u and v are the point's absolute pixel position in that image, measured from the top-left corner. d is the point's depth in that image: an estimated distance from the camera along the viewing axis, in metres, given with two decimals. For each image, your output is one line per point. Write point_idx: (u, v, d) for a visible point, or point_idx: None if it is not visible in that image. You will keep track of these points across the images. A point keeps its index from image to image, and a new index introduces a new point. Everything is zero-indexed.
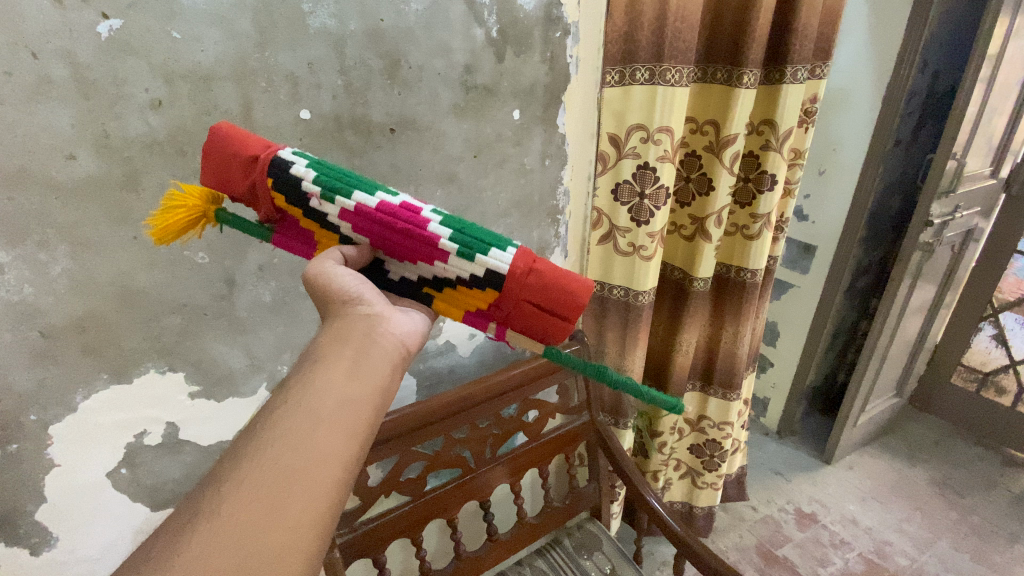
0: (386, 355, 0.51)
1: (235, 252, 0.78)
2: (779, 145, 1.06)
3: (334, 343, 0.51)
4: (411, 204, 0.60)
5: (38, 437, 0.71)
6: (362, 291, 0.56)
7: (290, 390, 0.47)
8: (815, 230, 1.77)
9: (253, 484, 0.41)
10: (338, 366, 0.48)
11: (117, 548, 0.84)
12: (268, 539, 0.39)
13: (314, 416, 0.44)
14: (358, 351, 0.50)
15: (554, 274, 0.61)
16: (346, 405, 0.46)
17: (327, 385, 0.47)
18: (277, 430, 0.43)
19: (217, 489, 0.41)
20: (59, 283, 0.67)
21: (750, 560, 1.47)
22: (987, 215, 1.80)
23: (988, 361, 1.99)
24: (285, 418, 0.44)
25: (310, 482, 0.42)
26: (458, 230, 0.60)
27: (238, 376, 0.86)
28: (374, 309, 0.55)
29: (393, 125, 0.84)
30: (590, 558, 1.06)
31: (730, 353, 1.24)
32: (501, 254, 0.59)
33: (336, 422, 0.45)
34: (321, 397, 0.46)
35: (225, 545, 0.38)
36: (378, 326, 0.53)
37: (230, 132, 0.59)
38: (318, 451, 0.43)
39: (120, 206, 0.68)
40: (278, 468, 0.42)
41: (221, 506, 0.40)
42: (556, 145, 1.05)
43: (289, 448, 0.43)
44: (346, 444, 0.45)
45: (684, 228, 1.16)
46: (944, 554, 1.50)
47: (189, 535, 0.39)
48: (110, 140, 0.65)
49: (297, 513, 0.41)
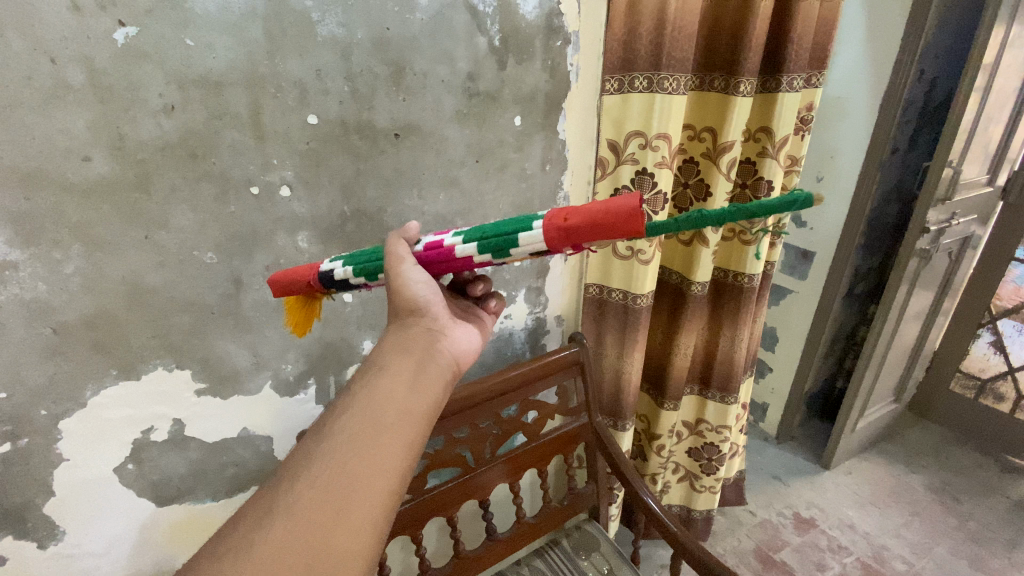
0: (440, 372, 0.54)
1: (242, 252, 0.80)
2: (775, 152, 1.07)
3: (395, 352, 0.53)
4: (433, 240, 0.59)
5: (48, 432, 0.73)
6: (431, 303, 0.56)
7: (353, 397, 0.50)
8: (813, 236, 1.79)
9: (321, 485, 0.44)
10: (398, 377, 0.51)
11: (123, 543, 0.86)
12: (336, 539, 0.42)
13: (378, 425, 0.48)
14: (417, 363, 0.53)
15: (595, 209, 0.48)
16: (405, 415, 0.49)
17: (388, 395, 0.49)
18: (343, 434, 0.47)
19: (289, 486, 0.44)
20: (72, 281, 0.69)
21: (748, 564, 1.48)
22: (984, 223, 1.81)
23: (987, 367, 1.99)
24: (351, 424, 0.47)
25: (371, 488, 0.45)
26: (481, 237, 0.54)
27: (243, 374, 0.88)
28: (437, 324, 0.56)
29: (398, 130, 0.87)
30: (588, 558, 1.06)
31: (728, 357, 1.25)
32: (530, 235, 0.51)
33: (396, 431, 0.48)
34: (382, 407, 0.49)
35: (296, 540, 0.42)
36: (437, 342, 0.55)
37: (284, 279, 0.67)
38: (380, 458, 0.46)
39: (131, 207, 0.70)
40: (345, 472, 0.45)
41: (292, 503, 0.43)
42: (557, 151, 1.07)
43: (354, 453, 0.46)
44: (404, 454, 0.48)
45: (682, 232, 1.17)
46: (941, 559, 1.50)
47: (265, 526, 0.42)
48: (124, 143, 0.67)
49: (360, 517, 0.44)
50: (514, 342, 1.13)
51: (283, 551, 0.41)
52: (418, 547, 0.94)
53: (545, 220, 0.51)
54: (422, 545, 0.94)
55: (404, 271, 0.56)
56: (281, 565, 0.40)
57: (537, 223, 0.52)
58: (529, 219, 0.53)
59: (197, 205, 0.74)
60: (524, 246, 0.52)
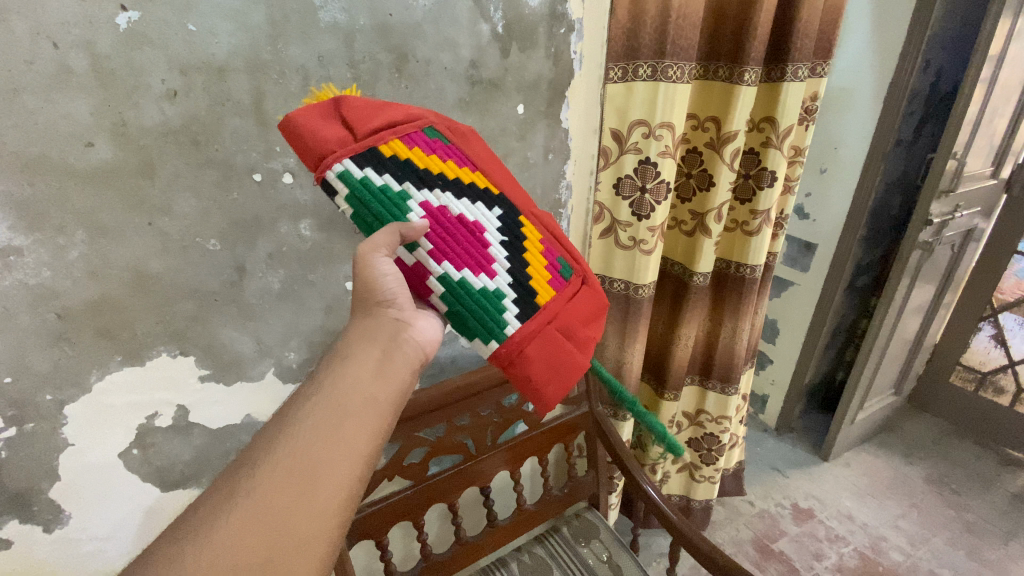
0: (408, 361, 0.55)
1: (245, 239, 0.81)
2: (779, 142, 1.07)
3: (362, 342, 0.54)
4: (422, 266, 0.60)
5: (54, 417, 0.74)
6: (397, 293, 0.57)
7: (318, 384, 0.50)
8: (815, 229, 1.78)
9: (283, 471, 0.45)
10: (364, 366, 0.52)
11: (129, 526, 0.87)
12: (296, 522, 0.44)
13: (341, 413, 0.49)
14: (384, 351, 0.54)
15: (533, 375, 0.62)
16: (370, 403, 0.50)
17: (352, 385, 0.50)
18: (306, 422, 0.48)
19: (250, 473, 0.45)
20: (76, 267, 0.69)
21: (746, 553, 1.49)
22: (987, 216, 1.81)
23: (987, 360, 2.00)
24: (313, 412, 0.48)
25: (333, 475, 0.46)
26: (452, 309, 0.61)
27: (247, 361, 0.88)
28: (403, 313, 0.57)
29: None
30: (587, 546, 1.07)
31: (729, 348, 1.26)
32: (483, 347, 0.61)
33: (359, 420, 0.49)
34: (346, 396, 0.50)
35: (259, 527, 0.43)
36: (405, 331, 0.56)
37: (294, 128, 0.60)
38: (342, 445, 0.47)
39: (134, 193, 0.70)
40: (308, 458, 0.46)
41: (255, 487, 0.44)
42: (559, 140, 1.07)
43: (318, 440, 0.47)
44: (368, 441, 0.49)
45: (684, 223, 1.17)
46: (939, 550, 1.51)
47: (228, 511, 0.43)
48: (127, 128, 0.67)
49: (322, 502, 0.45)
50: None
51: (245, 539, 0.42)
52: (419, 532, 0.94)
53: (501, 346, 0.61)
54: (423, 530, 0.95)
55: (371, 259, 0.55)
56: (243, 550, 0.42)
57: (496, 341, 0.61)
58: (494, 329, 0.61)
59: (200, 191, 0.74)
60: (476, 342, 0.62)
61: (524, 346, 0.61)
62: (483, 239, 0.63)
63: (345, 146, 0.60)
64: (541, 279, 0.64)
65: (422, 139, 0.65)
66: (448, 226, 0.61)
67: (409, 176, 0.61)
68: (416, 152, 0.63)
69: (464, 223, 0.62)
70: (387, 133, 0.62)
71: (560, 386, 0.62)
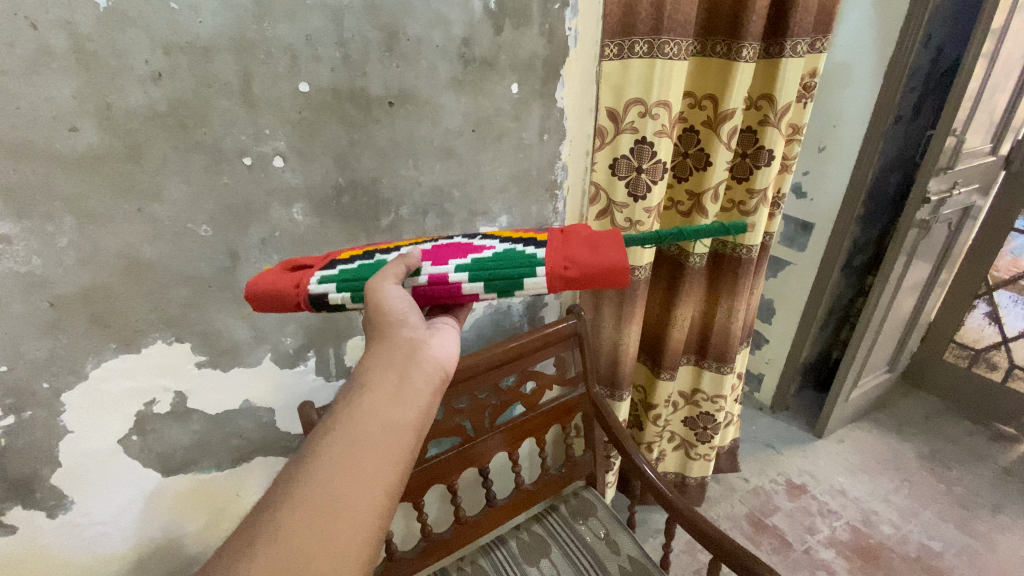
0: (428, 381, 0.53)
1: (237, 225, 0.80)
2: (777, 120, 1.06)
3: (379, 366, 0.52)
4: (437, 274, 0.62)
5: (51, 405, 0.74)
6: (409, 314, 0.56)
7: (335, 415, 0.48)
8: (813, 208, 1.78)
9: (304, 512, 0.42)
10: (383, 391, 0.50)
11: (131, 511, 0.88)
12: (322, 565, 0.41)
13: (361, 444, 0.46)
14: (402, 373, 0.52)
15: (592, 267, 0.60)
16: (391, 430, 0.48)
17: (372, 414, 0.48)
18: (326, 457, 0.45)
19: (270, 517, 0.42)
20: (66, 254, 0.68)
21: (740, 528, 1.52)
22: (985, 193, 1.80)
23: (981, 338, 2.01)
24: (332, 446, 0.46)
25: (358, 510, 0.43)
26: (481, 275, 0.61)
27: (243, 347, 0.88)
28: (418, 333, 0.55)
29: (392, 98, 0.85)
30: (584, 524, 1.08)
31: (725, 328, 1.26)
32: (536, 280, 0.60)
33: (379, 449, 0.47)
34: (364, 425, 0.47)
35: (283, 574, 0.40)
36: (422, 350, 0.54)
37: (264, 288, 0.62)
38: (366, 476, 0.45)
39: (123, 179, 0.69)
40: (330, 494, 0.43)
41: (276, 531, 0.41)
42: (555, 120, 1.05)
43: (339, 474, 0.44)
44: (392, 469, 0.46)
45: (681, 203, 1.16)
46: (929, 522, 1.55)
47: (247, 558, 0.40)
48: (113, 112, 0.66)
49: (347, 541, 0.42)
50: (513, 315, 1.13)
51: None
52: (420, 513, 0.96)
53: (547, 266, 0.60)
54: (423, 510, 0.96)
55: (382, 288, 0.57)
56: None
57: (541, 269, 0.60)
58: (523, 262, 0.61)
59: (190, 176, 0.73)
60: (527, 287, 0.61)
61: (565, 254, 0.61)
62: (466, 244, 0.68)
63: (308, 272, 0.64)
64: (532, 228, 0.69)
65: (362, 245, 0.73)
66: (434, 250, 0.67)
67: (373, 254, 0.68)
68: (366, 248, 0.71)
69: (443, 245, 0.68)
70: (332, 253, 0.70)
71: (615, 242, 0.60)
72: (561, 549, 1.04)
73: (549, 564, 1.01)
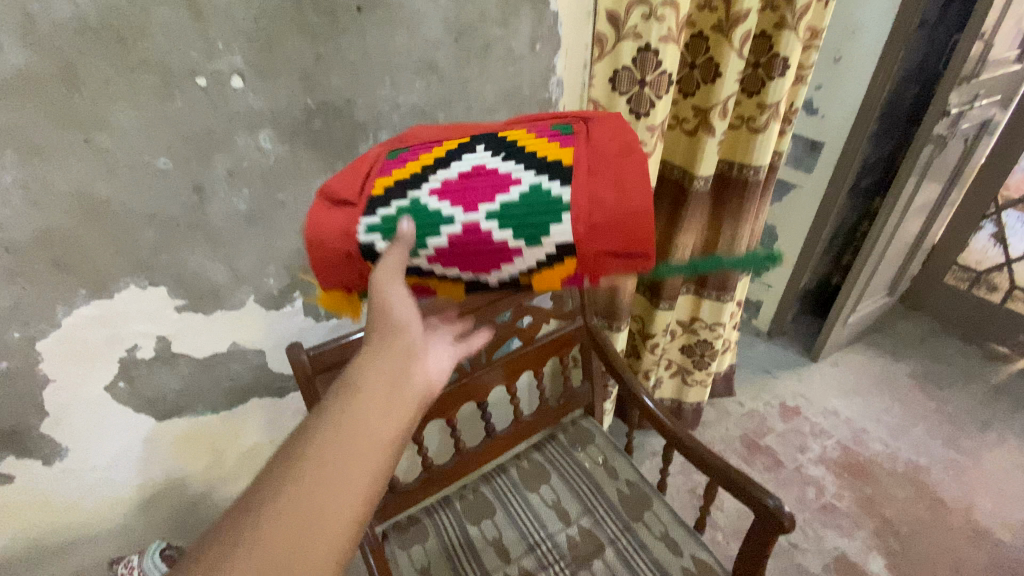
0: (421, 392, 0.48)
1: (200, 157, 0.72)
2: (795, 22, 0.95)
3: (370, 368, 0.46)
4: (469, 223, 0.53)
5: (27, 354, 0.71)
6: (409, 321, 0.51)
7: (321, 417, 0.43)
8: (823, 125, 1.67)
9: (276, 525, 0.37)
10: (375, 397, 0.44)
11: (130, 454, 0.87)
12: None
13: (346, 454, 0.41)
14: (394, 379, 0.46)
15: (617, 212, 0.52)
16: (381, 443, 0.43)
17: (360, 421, 0.42)
18: (306, 464, 0.40)
19: (236, 526, 0.37)
20: (12, 194, 0.62)
21: (733, 449, 1.57)
22: (1006, 105, 1.69)
23: (985, 259, 2.05)
24: (314, 452, 0.40)
25: (334, 532, 0.38)
26: (513, 225, 0.53)
27: (223, 289, 0.83)
28: (412, 341, 0.50)
29: (360, 2, 0.74)
30: (583, 451, 1.09)
31: (727, 255, 1.22)
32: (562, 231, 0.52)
33: (367, 459, 0.41)
34: (352, 431, 0.42)
35: None
36: (416, 359, 0.49)
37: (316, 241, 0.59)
38: (348, 491, 0.39)
39: (61, 105, 0.61)
40: (308, 507, 0.38)
41: (242, 543, 0.36)
42: (548, 27, 0.94)
43: (320, 485, 0.39)
44: (375, 489, 0.41)
45: (686, 121, 1.08)
46: (918, 439, 1.60)
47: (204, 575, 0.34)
48: (34, 24, 0.56)
49: (318, 558, 0.37)
50: None
51: None
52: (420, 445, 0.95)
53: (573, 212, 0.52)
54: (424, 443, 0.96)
55: (382, 288, 0.51)
56: None
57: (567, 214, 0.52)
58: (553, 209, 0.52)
59: (138, 101, 0.65)
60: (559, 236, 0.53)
61: (589, 195, 0.52)
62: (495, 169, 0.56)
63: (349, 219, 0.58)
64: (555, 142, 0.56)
65: (385, 163, 0.60)
66: (457, 186, 0.55)
67: (396, 191, 0.57)
68: (395, 173, 0.59)
69: (467, 173, 0.55)
70: (368, 181, 0.59)
71: (639, 190, 0.52)
72: (561, 476, 1.05)
73: (548, 490, 1.03)
